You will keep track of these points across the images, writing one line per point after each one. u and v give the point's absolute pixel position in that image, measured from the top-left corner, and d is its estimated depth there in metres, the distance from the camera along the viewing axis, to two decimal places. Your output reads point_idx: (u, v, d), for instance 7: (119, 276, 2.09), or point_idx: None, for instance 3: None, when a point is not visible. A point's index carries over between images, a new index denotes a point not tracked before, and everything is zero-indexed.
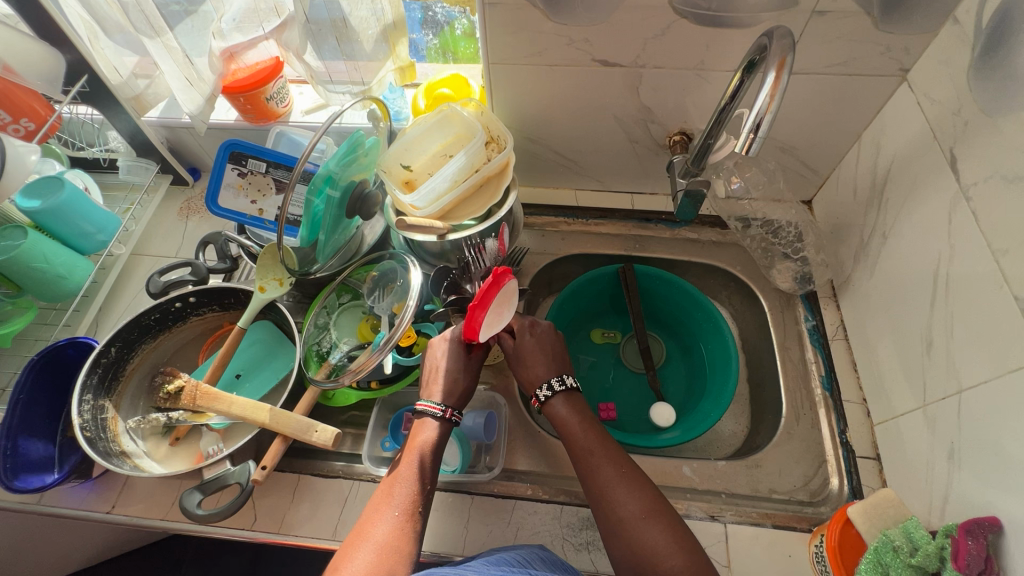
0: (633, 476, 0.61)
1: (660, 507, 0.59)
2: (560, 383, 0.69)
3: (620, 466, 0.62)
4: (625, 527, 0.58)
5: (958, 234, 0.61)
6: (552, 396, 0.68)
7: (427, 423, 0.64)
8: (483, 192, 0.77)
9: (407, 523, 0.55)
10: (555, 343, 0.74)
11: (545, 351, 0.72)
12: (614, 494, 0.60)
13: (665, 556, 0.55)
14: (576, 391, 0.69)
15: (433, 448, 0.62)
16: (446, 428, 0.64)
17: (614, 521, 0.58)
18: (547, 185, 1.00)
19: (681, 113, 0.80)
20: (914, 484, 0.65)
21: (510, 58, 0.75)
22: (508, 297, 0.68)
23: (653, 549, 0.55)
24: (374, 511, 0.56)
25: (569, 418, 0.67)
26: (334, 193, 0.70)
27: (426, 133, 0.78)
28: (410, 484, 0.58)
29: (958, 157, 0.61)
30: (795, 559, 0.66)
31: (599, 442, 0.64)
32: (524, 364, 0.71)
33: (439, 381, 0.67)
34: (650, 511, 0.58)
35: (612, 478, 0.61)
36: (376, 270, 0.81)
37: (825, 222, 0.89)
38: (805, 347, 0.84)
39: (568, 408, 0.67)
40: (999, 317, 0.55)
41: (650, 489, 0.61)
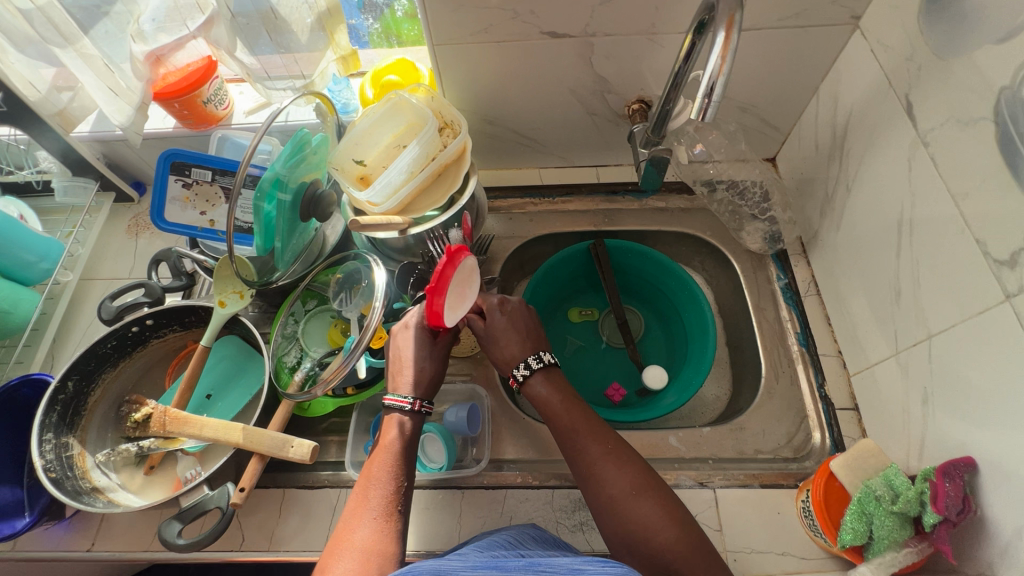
0: (619, 451, 0.61)
1: (649, 481, 0.59)
2: (537, 361, 0.68)
3: (605, 442, 0.62)
4: (615, 502, 0.57)
5: (919, 180, 0.61)
6: (530, 375, 0.67)
7: (394, 417, 0.62)
8: (442, 181, 0.75)
9: (388, 526, 0.53)
10: (528, 320, 0.72)
11: (518, 329, 0.70)
12: (602, 471, 0.59)
13: (657, 529, 0.55)
14: (554, 367, 0.68)
15: (405, 447, 0.60)
16: (417, 420, 0.63)
17: (603, 497, 0.58)
18: (510, 166, 0.97)
19: (638, 81, 0.78)
20: (892, 430, 0.66)
21: (455, 38, 0.72)
22: (468, 276, 0.66)
23: (645, 524, 0.55)
24: (351, 516, 0.54)
25: (551, 397, 0.65)
26: (285, 197, 0.67)
27: (375, 125, 0.75)
28: (386, 485, 0.57)
29: (914, 103, 0.61)
30: (784, 515, 0.67)
31: (582, 419, 0.64)
32: (498, 345, 0.70)
33: (405, 372, 0.65)
34: (640, 485, 0.58)
35: (598, 456, 0.60)
36: (340, 272, 0.78)
37: (790, 179, 0.89)
38: (779, 306, 0.84)
39: (548, 387, 0.66)
40: (963, 261, 0.55)
41: (637, 462, 0.60)
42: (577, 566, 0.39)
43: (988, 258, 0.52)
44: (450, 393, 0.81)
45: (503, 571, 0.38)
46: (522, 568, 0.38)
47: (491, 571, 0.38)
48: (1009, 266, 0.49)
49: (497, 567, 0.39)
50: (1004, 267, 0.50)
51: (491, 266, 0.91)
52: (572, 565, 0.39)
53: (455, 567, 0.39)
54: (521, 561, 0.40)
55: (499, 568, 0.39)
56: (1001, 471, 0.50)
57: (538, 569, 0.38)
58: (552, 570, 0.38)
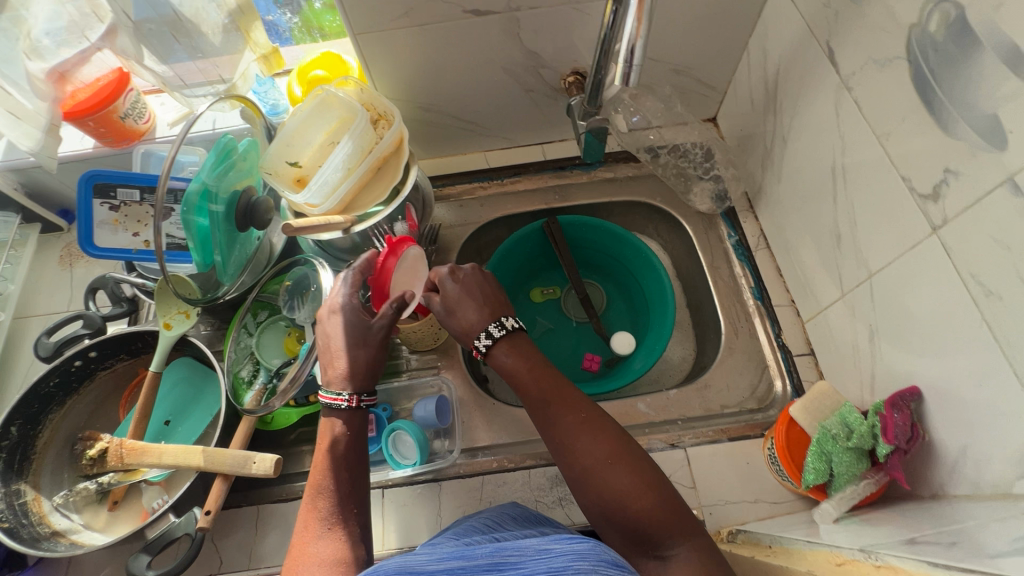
0: (593, 422, 0.60)
1: (624, 448, 0.58)
2: (498, 329, 0.65)
3: (579, 413, 0.60)
4: (590, 472, 0.56)
5: (846, 125, 0.62)
6: (493, 345, 0.65)
7: (329, 415, 0.59)
8: (383, 175, 0.73)
9: (348, 528, 0.51)
10: (485, 286, 0.69)
11: (474, 296, 0.68)
12: (577, 442, 0.58)
13: (632, 496, 0.54)
14: (518, 334, 0.65)
15: (351, 445, 0.57)
16: (356, 417, 0.59)
17: (579, 468, 0.57)
18: (455, 152, 0.95)
19: (570, 52, 0.77)
20: (846, 370, 0.68)
21: (376, 25, 0.69)
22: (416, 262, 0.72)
23: (621, 492, 0.54)
24: (306, 524, 0.52)
25: (520, 368, 0.64)
26: (216, 208, 0.66)
27: (306, 123, 0.72)
28: (339, 487, 0.54)
29: (835, 49, 0.61)
30: (753, 465, 0.69)
31: (555, 391, 0.62)
32: (456, 315, 0.68)
33: (339, 360, 0.61)
34: (614, 454, 0.57)
35: (573, 426, 0.59)
36: (289, 279, 0.75)
37: (731, 137, 0.90)
38: (732, 263, 0.85)
39: (513, 356, 0.65)
40: (892, 199, 0.56)
41: (612, 430, 0.59)
42: (545, 546, 0.39)
43: (914, 194, 0.53)
44: (419, 387, 0.79)
45: (471, 561, 0.37)
46: (490, 556, 0.38)
47: (459, 561, 0.37)
48: (933, 199, 0.51)
49: (464, 557, 0.38)
50: (929, 200, 0.51)
51: (446, 256, 0.90)
52: (540, 546, 0.39)
53: (422, 561, 0.37)
54: (487, 548, 0.39)
55: (467, 557, 0.38)
56: (944, 396, 0.53)
57: (505, 555, 0.38)
58: (519, 554, 0.38)
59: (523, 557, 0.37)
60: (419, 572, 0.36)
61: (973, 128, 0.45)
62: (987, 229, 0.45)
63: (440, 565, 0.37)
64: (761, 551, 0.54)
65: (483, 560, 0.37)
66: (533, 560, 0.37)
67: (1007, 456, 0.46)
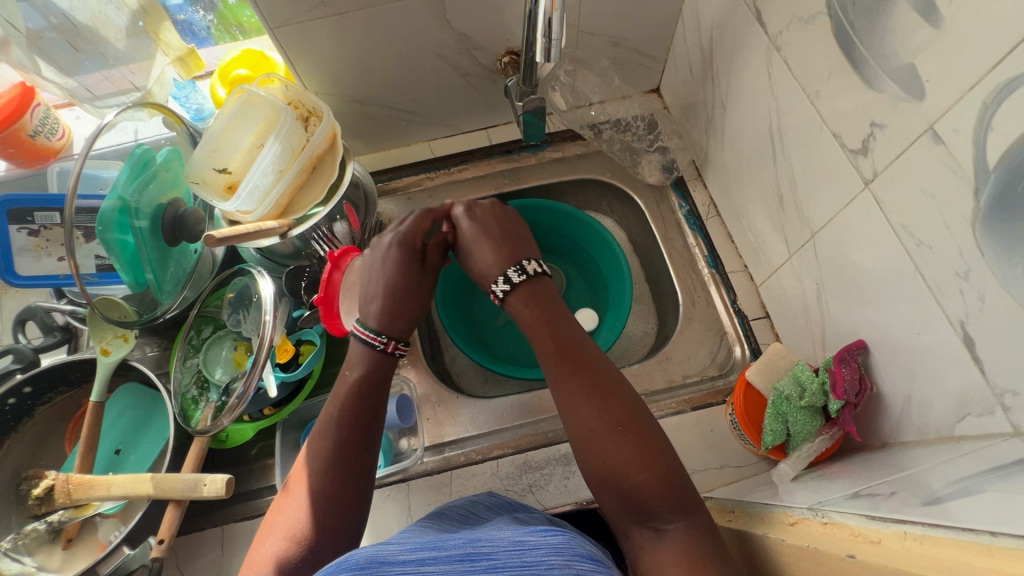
0: (604, 384, 0.52)
1: (634, 417, 0.50)
2: (518, 273, 0.59)
3: (590, 375, 0.53)
4: (591, 441, 0.50)
5: (778, 85, 0.62)
6: (510, 292, 0.59)
7: (364, 354, 0.56)
8: (319, 174, 0.71)
9: (331, 507, 0.49)
10: (502, 223, 0.64)
11: (493, 234, 0.63)
12: (581, 406, 0.51)
13: (634, 469, 0.48)
14: (535, 282, 0.59)
15: (355, 410, 0.53)
16: (388, 362, 0.57)
17: (580, 433, 0.51)
18: (397, 144, 0.93)
19: (502, 32, 0.75)
20: (798, 330, 0.69)
21: (293, 17, 0.66)
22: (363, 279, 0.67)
23: (621, 464, 0.48)
24: (291, 493, 0.50)
25: (533, 318, 0.57)
26: (140, 223, 0.63)
27: (231, 125, 0.68)
28: (335, 458, 0.51)
29: (762, 9, 0.61)
30: (717, 431, 0.70)
31: (564, 349, 0.55)
32: (476, 259, 0.63)
33: (376, 301, 0.60)
34: (622, 423, 0.50)
35: (578, 390, 0.52)
36: (232, 291, 0.72)
37: (675, 106, 0.89)
38: (685, 233, 0.85)
39: (525, 305, 0.58)
40: (826, 156, 0.56)
41: (628, 397, 0.52)
42: (521, 537, 0.36)
43: (845, 149, 0.53)
44: None
45: (443, 551, 0.34)
46: (463, 545, 0.34)
47: (430, 552, 0.34)
48: (863, 153, 0.51)
49: (437, 546, 0.34)
50: (859, 155, 0.51)
51: None
52: (515, 537, 0.35)
53: (394, 551, 0.34)
54: (461, 537, 0.36)
55: (439, 546, 0.34)
56: (887, 347, 0.54)
57: (479, 545, 0.35)
58: (493, 545, 0.35)
59: (498, 548, 0.34)
60: (389, 563, 0.33)
61: (893, 79, 0.45)
62: (913, 179, 0.46)
63: (414, 555, 0.33)
64: (723, 517, 0.55)
65: (456, 550, 0.34)
66: (507, 552, 0.34)
67: (947, 401, 0.47)
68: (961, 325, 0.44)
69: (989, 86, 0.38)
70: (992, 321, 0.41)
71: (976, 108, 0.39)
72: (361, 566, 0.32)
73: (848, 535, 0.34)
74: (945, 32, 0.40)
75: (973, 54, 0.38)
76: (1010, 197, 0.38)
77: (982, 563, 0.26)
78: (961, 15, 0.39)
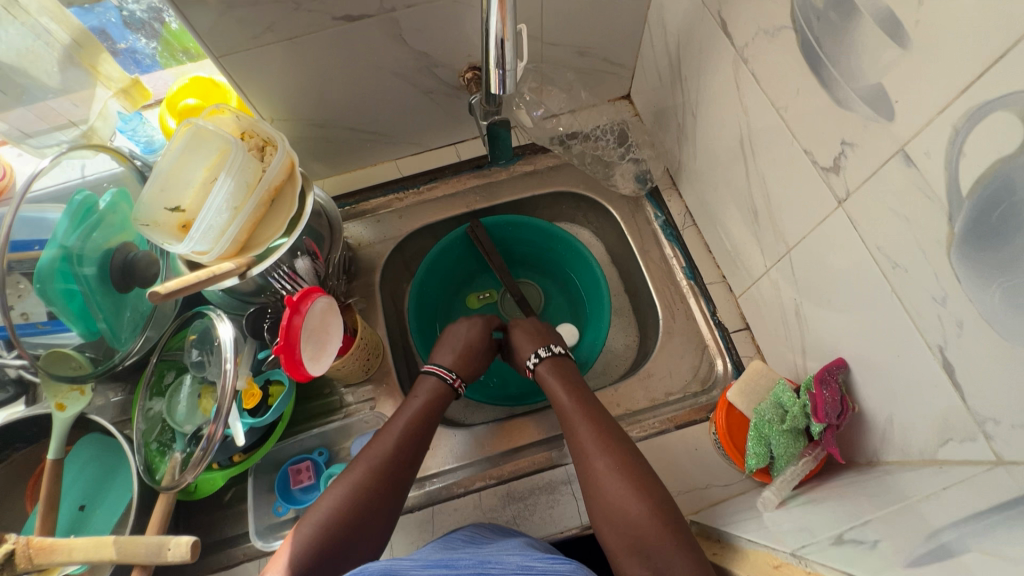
0: (608, 431, 0.60)
1: (638, 465, 0.57)
2: (546, 351, 0.71)
3: (599, 424, 0.61)
4: (600, 480, 0.56)
5: (747, 98, 0.60)
6: (540, 362, 0.70)
7: (437, 384, 0.67)
8: (278, 206, 0.68)
9: (370, 517, 0.55)
10: (543, 328, 0.77)
11: (531, 332, 0.76)
12: (593, 451, 0.58)
13: (636, 507, 0.53)
14: (563, 357, 0.71)
15: (394, 457, 0.59)
16: (446, 390, 0.67)
17: (590, 475, 0.57)
18: (362, 164, 0.89)
19: (462, 47, 0.72)
20: (779, 343, 0.68)
21: (238, 45, 0.62)
22: (325, 326, 0.58)
23: (626, 501, 0.53)
24: (340, 484, 0.56)
25: (556, 382, 0.67)
26: (86, 271, 0.59)
27: (181, 162, 0.65)
28: (389, 472, 0.58)
29: (727, 20, 0.59)
30: (701, 450, 0.69)
31: (584, 405, 0.63)
32: (518, 354, 0.75)
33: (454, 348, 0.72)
34: (627, 467, 0.56)
35: (591, 437, 0.60)
36: (193, 332, 0.68)
37: (647, 113, 0.87)
38: (662, 244, 0.83)
39: (555, 372, 0.69)
40: (798, 172, 0.55)
41: (629, 445, 0.59)
42: (528, 562, 0.40)
43: (817, 166, 0.51)
44: (356, 425, 0.74)
45: (455, 570, 0.39)
46: (474, 566, 0.39)
47: (442, 570, 0.39)
48: (834, 171, 0.49)
49: (449, 565, 0.39)
50: (830, 173, 0.50)
51: (369, 277, 0.84)
52: (523, 563, 0.40)
53: (405, 565, 0.39)
54: (471, 559, 0.40)
55: (451, 565, 0.39)
56: (867, 366, 0.52)
57: (488, 567, 0.39)
58: (502, 569, 0.40)
59: (505, 572, 0.39)
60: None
61: (861, 98, 0.44)
62: (886, 200, 0.44)
63: (424, 573, 0.38)
64: (711, 548, 0.54)
65: (466, 571, 0.39)
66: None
67: (929, 424, 0.46)
68: (939, 350, 0.43)
69: (959, 110, 0.36)
70: (970, 348, 0.40)
71: (947, 131, 0.37)
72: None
73: None
74: (912, 52, 0.38)
75: (941, 76, 0.37)
76: (985, 225, 0.36)
77: None
78: (927, 35, 0.37)
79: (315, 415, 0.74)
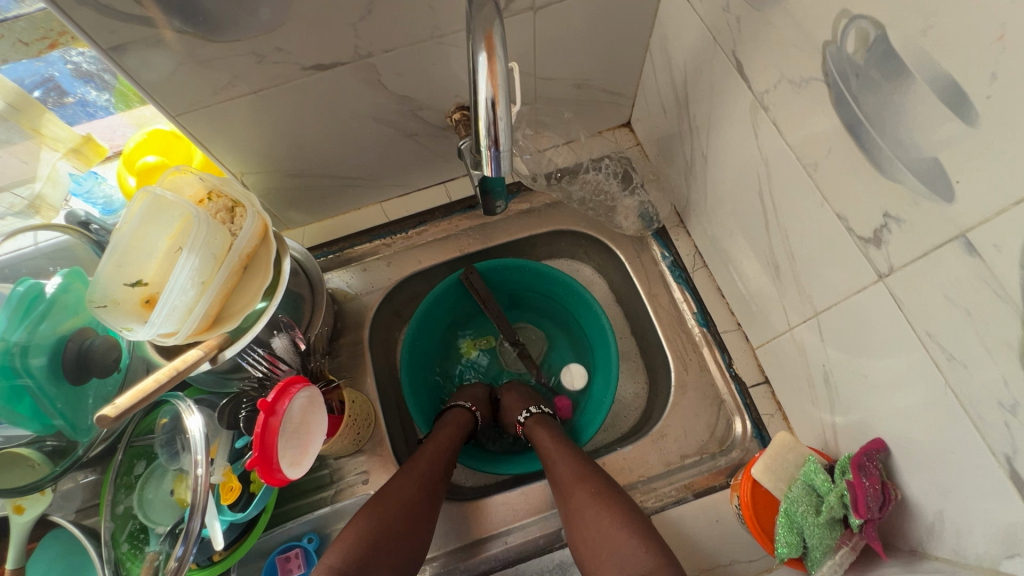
0: (584, 465, 0.64)
1: (614, 492, 0.61)
2: (534, 409, 0.75)
3: (575, 459, 0.65)
4: (580, 508, 0.60)
5: (768, 147, 0.54)
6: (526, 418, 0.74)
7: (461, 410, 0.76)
8: (252, 274, 0.61)
9: (414, 520, 0.59)
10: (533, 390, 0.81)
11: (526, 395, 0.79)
12: (574, 482, 0.62)
13: (614, 529, 0.57)
14: (549, 417, 0.73)
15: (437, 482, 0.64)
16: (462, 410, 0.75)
17: (571, 504, 0.61)
18: (345, 210, 0.83)
19: (449, 88, 0.66)
20: (803, 405, 0.63)
21: (197, 102, 0.56)
22: (305, 424, 0.51)
23: (605, 529, 0.57)
24: (385, 488, 0.61)
25: (540, 429, 0.71)
26: (35, 365, 0.53)
27: (139, 232, 0.58)
28: (427, 481, 0.63)
29: (743, 61, 0.53)
30: (723, 522, 0.63)
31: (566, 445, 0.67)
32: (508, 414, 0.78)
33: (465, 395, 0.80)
34: (603, 496, 0.60)
35: (571, 470, 0.64)
36: (164, 416, 0.62)
37: (650, 144, 0.81)
38: (671, 288, 0.78)
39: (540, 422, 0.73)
40: (830, 237, 0.49)
41: (605, 477, 0.63)
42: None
43: (852, 235, 0.46)
44: (348, 504, 0.68)
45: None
46: None
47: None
48: (874, 244, 0.44)
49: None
50: (869, 245, 0.44)
51: (357, 333, 0.78)
52: None
53: None
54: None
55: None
56: (911, 453, 0.47)
57: None
58: None
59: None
60: None
61: (911, 171, 0.38)
62: (941, 287, 0.38)
63: None
64: None
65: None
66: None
67: (990, 531, 0.41)
68: (1006, 459, 0.38)
69: None
70: None
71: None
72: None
73: None
74: (980, 130, 0.32)
75: (1019, 163, 0.31)
76: None
77: None
78: (1002, 113, 0.31)
79: (304, 494, 0.68)
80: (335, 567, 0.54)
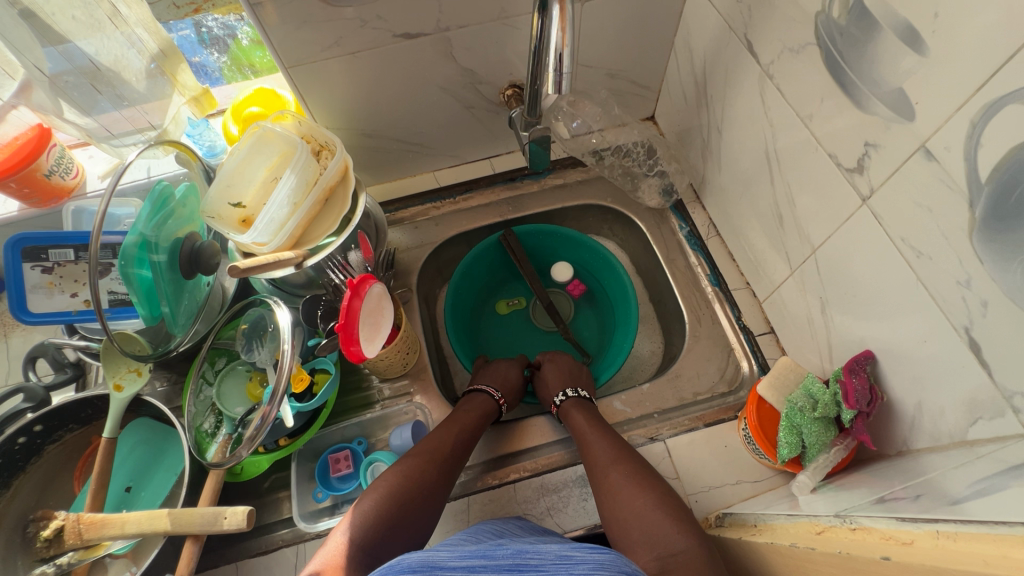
0: (623, 452, 0.65)
1: (649, 479, 0.62)
2: (572, 391, 0.76)
3: (616, 445, 0.66)
4: (614, 489, 0.62)
5: (772, 110, 0.65)
6: (565, 401, 0.75)
7: (485, 400, 0.75)
8: (331, 206, 0.70)
9: (428, 503, 0.61)
10: (568, 367, 0.83)
11: (564, 374, 0.82)
12: (608, 465, 0.64)
13: (650, 511, 0.58)
14: (586, 398, 0.75)
15: (454, 456, 0.66)
16: (490, 403, 0.76)
17: (605, 487, 0.63)
18: (403, 174, 0.95)
19: (506, 66, 0.79)
20: (805, 343, 0.71)
21: (308, 57, 0.68)
22: (379, 304, 0.63)
23: (638, 507, 0.59)
24: (401, 466, 0.63)
25: (576, 415, 0.72)
26: (159, 257, 0.64)
27: (245, 162, 0.69)
28: (447, 468, 0.65)
29: (752, 41, 0.65)
30: (731, 447, 0.70)
31: (600, 428, 0.69)
32: (546, 389, 0.81)
33: (493, 379, 0.81)
34: (639, 479, 0.62)
35: (606, 454, 0.65)
36: (245, 322, 0.73)
37: (671, 132, 0.93)
38: (687, 253, 0.88)
39: (577, 408, 0.73)
40: (824, 176, 0.59)
41: (640, 462, 0.65)
42: (566, 553, 0.40)
43: (841, 169, 0.56)
44: (394, 417, 0.76)
45: (493, 561, 0.39)
46: (511, 556, 0.39)
47: (480, 560, 0.39)
48: (858, 172, 0.54)
49: (486, 556, 0.39)
50: (855, 173, 0.54)
51: (406, 279, 0.88)
52: (560, 552, 0.40)
53: (443, 557, 0.38)
54: (509, 550, 0.41)
55: (489, 556, 0.39)
56: (894, 357, 0.55)
57: (526, 558, 0.39)
58: (539, 558, 0.39)
59: (545, 561, 0.39)
60: (440, 567, 0.37)
61: (884, 102, 0.48)
62: (911, 194, 0.48)
63: (462, 562, 0.38)
64: (747, 531, 0.54)
65: (505, 560, 0.39)
66: (555, 565, 0.39)
67: (959, 405, 0.48)
68: (964, 330, 0.46)
69: (977, 105, 0.40)
70: (994, 327, 0.43)
71: (965, 125, 0.42)
72: (413, 569, 0.37)
73: (880, 539, 0.35)
74: (930, 58, 0.43)
75: (957, 77, 0.41)
76: (1003, 207, 0.40)
77: (1019, 554, 0.26)
78: (944, 43, 0.42)
79: (354, 407, 0.77)
80: (351, 541, 0.56)
